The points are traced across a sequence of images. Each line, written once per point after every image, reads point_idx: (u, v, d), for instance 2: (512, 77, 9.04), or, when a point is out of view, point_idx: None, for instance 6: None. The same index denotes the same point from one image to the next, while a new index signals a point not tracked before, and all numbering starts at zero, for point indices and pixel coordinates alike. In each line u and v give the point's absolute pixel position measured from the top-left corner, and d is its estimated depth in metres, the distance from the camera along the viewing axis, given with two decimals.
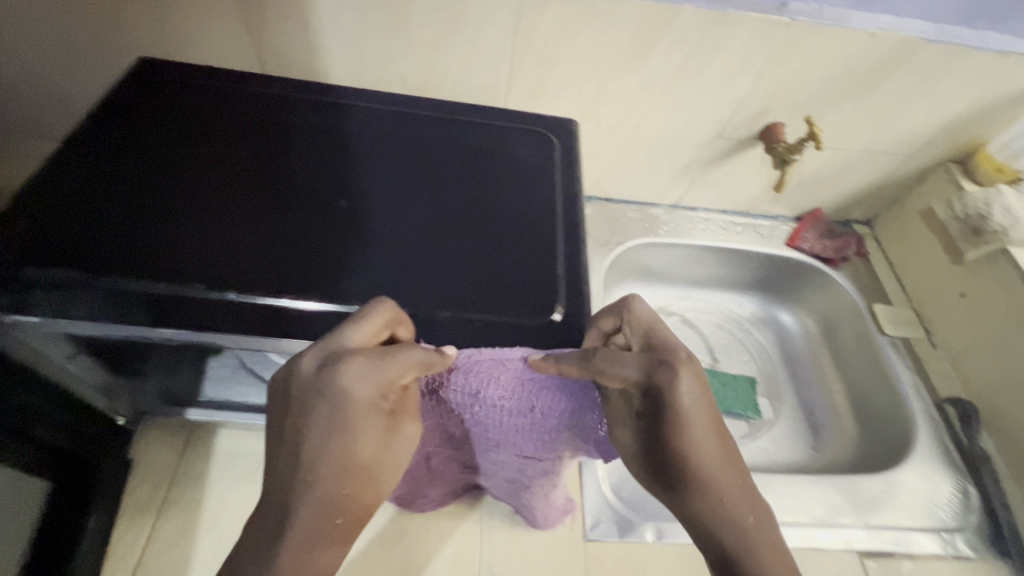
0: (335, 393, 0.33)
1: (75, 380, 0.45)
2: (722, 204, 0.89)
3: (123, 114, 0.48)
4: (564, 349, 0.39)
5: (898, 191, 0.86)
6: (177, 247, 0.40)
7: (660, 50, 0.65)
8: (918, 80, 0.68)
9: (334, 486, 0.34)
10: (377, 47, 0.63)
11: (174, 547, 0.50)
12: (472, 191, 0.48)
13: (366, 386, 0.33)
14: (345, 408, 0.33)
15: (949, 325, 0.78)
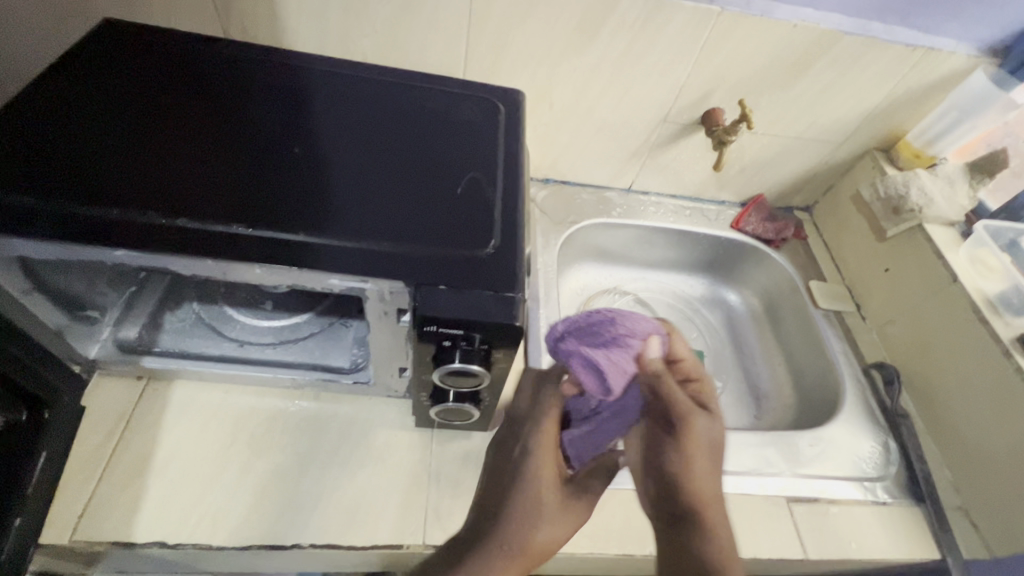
0: (525, 440, 0.53)
1: (34, 320, 0.47)
2: (672, 189, 0.95)
3: (87, 63, 0.51)
4: (494, 276, 0.43)
5: (831, 177, 0.93)
6: (132, 179, 0.43)
7: (606, 34, 0.70)
8: (841, 70, 0.75)
9: (521, 503, 0.50)
10: (339, 24, 0.67)
11: (121, 488, 0.51)
12: (418, 146, 0.52)
13: (555, 446, 0.53)
14: (530, 465, 0.51)
15: (875, 298, 0.84)
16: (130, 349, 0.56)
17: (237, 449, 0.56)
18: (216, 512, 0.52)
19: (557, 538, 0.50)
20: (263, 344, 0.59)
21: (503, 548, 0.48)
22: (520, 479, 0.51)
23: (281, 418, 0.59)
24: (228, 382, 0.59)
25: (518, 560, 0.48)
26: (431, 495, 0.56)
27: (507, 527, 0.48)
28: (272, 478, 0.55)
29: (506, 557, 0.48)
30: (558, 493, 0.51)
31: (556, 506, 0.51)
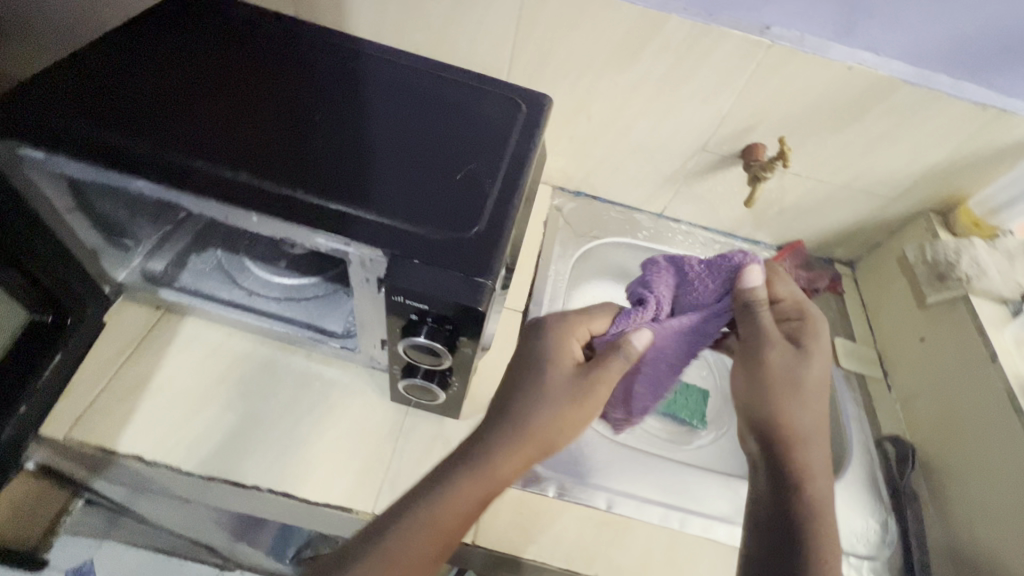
0: (547, 330, 0.57)
1: (73, 236, 0.52)
2: (704, 221, 0.93)
3: (160, 20, 0.57)
4: (469, 261, 0.44)
5: (880, 234, 0.88)
6: (173, 126, 0.48)
7: (650, 54, 0.70)
8: (897, 121, 0.71)
9: (531, 385, 0.53)
10: (396, 16, 0.71)
11: (120, 400, 0.57)
12: (433, 132, 0.54)
13: (569, 332, 0.57)
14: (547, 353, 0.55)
15: (905, 369, 0.78)
16: (153, 279, 0.61)
17: (226, 387, 0.60)
18: (193, 440, 0.56)
19: (573, 419, 0.51)
20: (270, 297, 0.62)
21: (517, 432, 0.50)
22: (532, 366, 0.54)
23: (271, 367, 0.62)
24: (232, 326, 0.63)
25: (528, 436, 0.50)
26: (392, 467, 0.57)
27: (516, 411, 0.51)
28: (248, 420, 0.58)
29: (515, 435, 0.50)
30: (574, 380, 0.53)
31: (568, 389, 0.52)
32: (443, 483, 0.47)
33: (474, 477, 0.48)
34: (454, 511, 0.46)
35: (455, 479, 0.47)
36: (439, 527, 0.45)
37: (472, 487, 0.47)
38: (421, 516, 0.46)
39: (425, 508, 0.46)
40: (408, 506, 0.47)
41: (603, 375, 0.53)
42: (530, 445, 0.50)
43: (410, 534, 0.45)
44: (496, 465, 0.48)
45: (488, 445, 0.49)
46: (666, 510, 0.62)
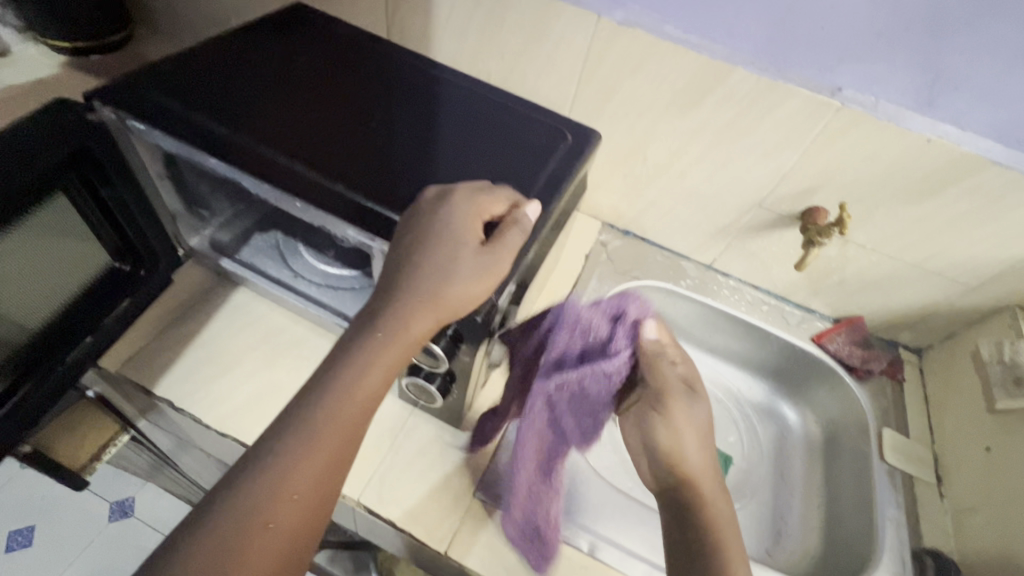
0: (430, 211, 0.47)
1: (159, 200, 0.61)
2: (755, 280, 0.89)
3: (266, 31, 0.66)
4: (482, 265, 0.46)
5: (954, 324, 0.80)
6: (252, 114, 0.55)
7: (711, 104, 0.70)
8: (980, 203, 0.65)
9: (417, 271, 0.46)
10: (474, 45, 0.77)
11: (171, 353, 0.65)
12: (477, 151, 0.58)
13: (453, 212, 0.47)
14: (434, 234, 0.46)
15: (963, 477, 0.69)
16: (219, 249, 0.69)
17: (256, 356, 0.66)
18: (219, 397, 0.62)
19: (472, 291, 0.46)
20: (312, 282, 0.67)
21: (421, 303, 0.45)
22: (415, 253, 0.46)
23: (300, 346, 0.68)
24: (276, 302, 0.69)
25: (434, 301, 0.45)
26: (384, 462, 0.61)
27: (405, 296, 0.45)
28: (269, 390, 0.64)
29: (420, 302, 0.45)
30: (469, 258, 0.46)
31: (458, 264, 0.46)
32: (357, 355, 0.45)
33: (367, 356, 0.45)
34: (372, 384, 0.45)
35: (367, 348, 0.45)
36: (343, 423, 0.43)
37: (384, 355, 0.45)
38: (342, 396, 0.44)
39: (349, 386, 0.44)
40: (329, 382, 0.44)
41: (499, 253, 0.47)
42: (440, 314, 0.46)
43: (324, 418, 0.43)
44: (403, 339, 0.45)
45: (393, 314, 0.46)
46: (651, 569, 0.59)
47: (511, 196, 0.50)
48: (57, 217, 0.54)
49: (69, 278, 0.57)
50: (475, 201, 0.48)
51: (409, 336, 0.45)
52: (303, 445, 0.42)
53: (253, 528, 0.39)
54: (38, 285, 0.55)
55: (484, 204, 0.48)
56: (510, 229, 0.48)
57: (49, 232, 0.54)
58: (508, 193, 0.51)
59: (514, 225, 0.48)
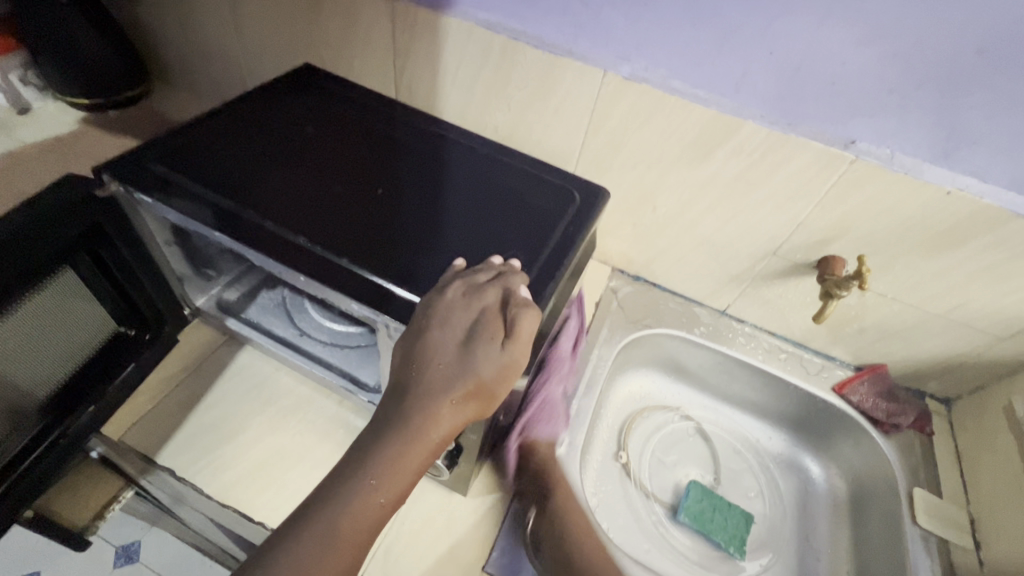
0: (440, 312, 0.45)
1: (166, 266, 0.60)
2: (772, 327, 0.86)
3: (277, 96, 0.67)
4: (493, 368, 0.43)
5: (985, 376, 0.76)
6: (256, 185, 0.55)
7: (723, 155, 0.69)
8: (1007, 255, 0.63)
9: (432, 378, 0.43)
10: (481, 98, 0.77)
11: (176, 417, 0.64)
12: (483, 215, 0.57)
13: (464, 313, 0.44)
14: (449, 339, 0.44)
15: (1003, 544, 0.65)
16: (225, 309, 0.68)
17: (261, 418, 0.65)
18: (220, 465, 0.60)
19: (500, 390, 0.44)
20: (317, 341, 0.66)
21: (450, 400, 0.42)
22: (430, 360, 0.43)
23: (306, 407, 0.67)
24: (280, 361, 0.68)
25: (463, 398, 0.43)
26: (390, 533, 0.59)
27: (416, 399, 0.43)
28: (272, 455, 0.62)
29: (450, 400, 0.42)
30: (488, 357, 0.44)
31: (477, 366, 0.43)
32: (380, 453, 0.41)
33: (382, 463, 0.41)
34: (396, 483, 0.42)
35: (393, 445, 0.41)
36: (350, 532, 0.39)
37: (411, 455, 0.42)
38: (364, 495, 0.41)
39: (373, 484, 0.41)
40: (352, 480, 0.41)
41: (521, 345, 0.44)
42: (470, 412, 0.43)
43: (347, 520, 0.39)
44: (430, 440, 0.42)
45: (421, 411, 0.42)
46: None
47: (520, 280, 0.48)
48: (73, 294, 0.54)
49: (76, 355, 0.57)
50: (491, 293, 0.46)
51: (437, 435, 0.42)
52: (320, 549, 0.38)
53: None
54: (46, 366, 0.54)
55: (499, 294, 0.46)
56: (524, 313, 0.45)
57: (67, 307, 0.54)
58: (512, 274, 0.49)
59: (528, 311, 0.45)
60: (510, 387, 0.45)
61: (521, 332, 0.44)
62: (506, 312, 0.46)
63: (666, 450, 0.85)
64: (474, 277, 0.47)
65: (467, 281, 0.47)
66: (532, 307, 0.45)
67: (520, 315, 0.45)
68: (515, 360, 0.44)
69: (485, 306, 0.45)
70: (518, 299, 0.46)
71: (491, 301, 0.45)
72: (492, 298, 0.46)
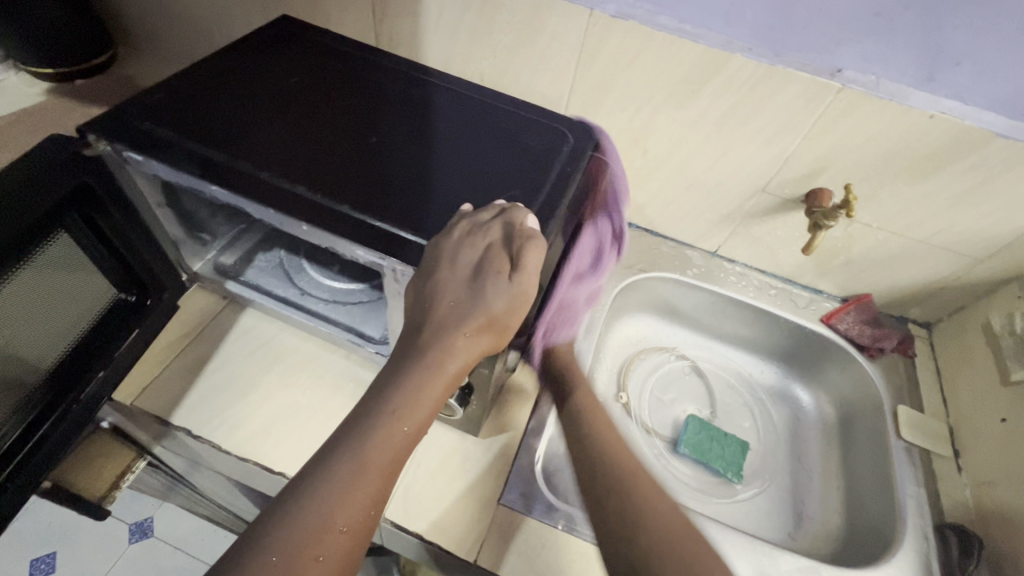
0: (447, 253, 0.45)
1: (161, 228, 0.60)
2: (762, 264, 0.88)
3: (256, 49, 0.65)
4: (501, 298, 0.44)
5: (964, 297, 0.80)
6: (246, 137, 0.54)
7: (712, 92, 0.69)
8: (986, 176, 0.65)
9: (444, 315, 0.44)
10: (467, 47, 0.75)
11: (184, 380, 0.64)
12: (479, 158, 0.57)
13: (469, 251, 0.45)
14: (459, 276, 0.45)
15: (981, 449, 0.69)
16: (223, 272, 0.68)
17: (270, 377, 0.66)
18: (234, 423, 0.62)
19: (515, 321, 0.45)
20: (319, 299, 0.67)
21: (464, 333, 0.44)
22: (442, 298, 0.45)
23: (313, 364, 0.68)
24: (284, 320, 0.69)
25: (477, 331, 0.44)
26: (406, 476, 0.61)
27: (432, 334, 0.44)
28: (285, 410, 0.63)
29: (464, 333, 0.44)
30: (497, 290, 0.45)
31: (494, 298, 0.44)
32: (401, 386, 0.43)
33: (402, 395, 0.43)
34: (417, 415, 0.43)
35: (412, 377, 0.43)
36: (377, 460, 0.41)
37: (431, 387, 0.43)
38: (388, 425, 0.42)
39: (395, 416, 0.42)
40: (376, 411, 0.42)
41: (530, 276, 0.45)
42: (485, 344, 0.45)
43: (372, 449, 0.41)
44: (448, 370, 0.44)
45: (438, 345, 0.44)
46: None
47: (523, 213, 0.48)
48: (70, 257, 0.53)
49: (74, 322, 0.57)
50: (495, 228, 0.46)
51: (454, 366, 0.44)
52: (351, 477, 0.40)
53: (301, 562, 0.36)
54: (44, 332, 0.54)
55: (503, 229, 0.47)
56: (531, 245, 0.45)
57: (66, 271, 0.54)
58: (516, 210, 0.48)
59: (532, 245, 0.46)
60: (522, 319, 0.46)
61: (527, 262, 0.45)
62: (511, 244, 0.46)
63: (663, 388, 0.88)
64: (476, 215, 0.47)
65: (472, 219, 0.47)
66: (538, 240, 0.46)
67: (526, 246, 0.46)
68: (525, 290, 0.45)
69: (490, 244, 0.45)
70: (523, 232, 0.46)
71: (494, 238, 0.46)
72: (495, 234, 0.46)
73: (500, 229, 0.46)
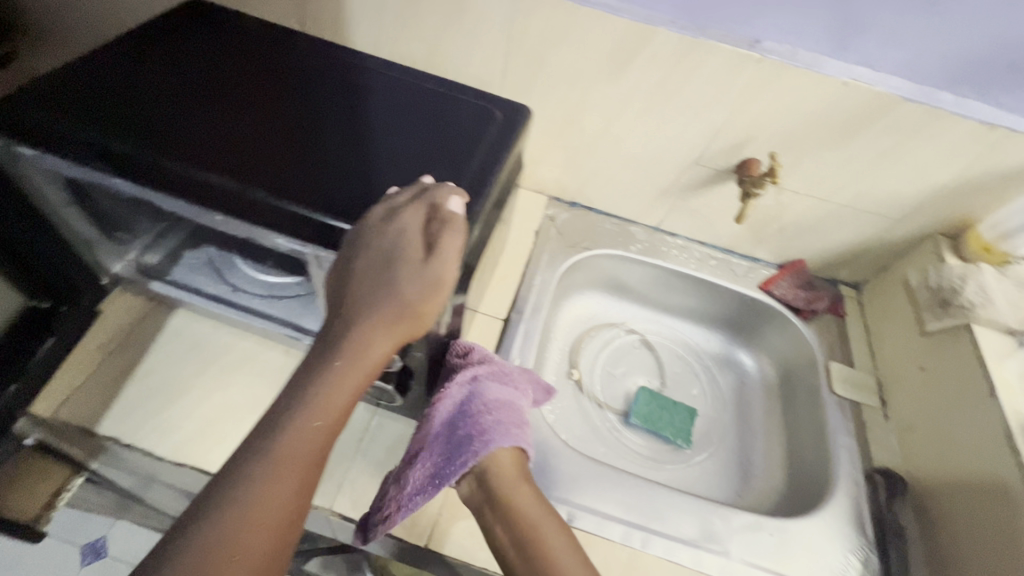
0: (365, 242, 0.44)
1: (70, 231, 0.55)
2: (701, 236, 0.91)
3: (164, 34, 0.61)
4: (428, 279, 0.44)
5: (887, 257, 0.84)
6: (158, 127, 0.51)
7: (640, 67, 0.69)
8: (897, 140, 0.68)
9: (362, 306, 0.44)
10: (394, 28, 0.73)
11: (111, 389, 0.61)
12: (408, 140, 0.56)
13: (384, 236, 0.44)
14: (376, 263, 0.44)
15: (904, 397, 0.74)
16: (146, 272, 0.64)
17: (205, 379, 0.64)
18: (168, 428, 0.59)
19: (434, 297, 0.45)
20: (253, 295, 0.64)
21: (381, 321, 0.44)
22: (360, 286, 0.44)
23: (251, 362, 0.65)
24: (218, 318, 0.66)
25: (396, 318, 0.44)
26: (354, 468, 0.60)
27: (351, 323, 0.44)
28: (222, 412, 0.61)
29: (382, 320, 0.44)
30: (413, 274, 0.45)
31: (412, 284, 0.44)
32: (322, 377, 0.42)
33: (322, 386, 0.42)
34: (338, 404, 0.42)
35: (333, 368, 0.42)
36: (295, 456, 0.40)
37: (352, 376, 0.43)
38: (308, 416, 0.41)
39: (314, 407, 0.41)
40: (295, 403, 0.41)
41: (448, 259, 0.45)
42: (405, 331, 0.44)
43: (289, 444, 0.40)
44: (368, 359, 0.43)
45: (354, 334, 0.43)
46: (629, 528, 0.61)
47: (443, 194, 0.47)
48: None
49: None
50: (412, 212, 0.46)
51: (375, 353, 0.43)
52: (269, 473, 0.39)
53: (218, 563, 0.36)
54: None
55: (421, 211, 0.46)
56: (448, 228, 0.45)
57: None
58: (434, 189, 0.48)
59: (449, 228, 0.46)
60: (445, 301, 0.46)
61: (445, 243, 0.45)
62: (429, 227, 0.46)
63: (614, 362, 0.90)
64: (393, 199, 0.47)
65: (388, 202, 0.47)
66: (456, 222, 0.46)
67: (440, 227, 0.45)
68: (444, 271, 0.45)
69: (404, 228, 0.45)
70: (441, 213, 0.46)
71: (409, 222, 0.45)
72: (410, 217, 0.45)
73: (415, 209, 0.46)
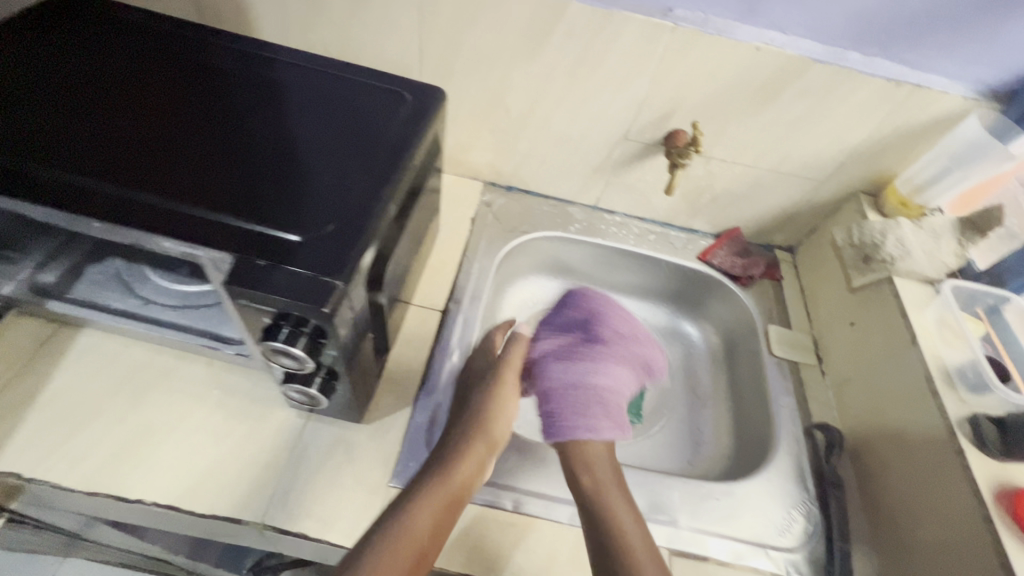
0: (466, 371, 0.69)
1: None
2: (638, 211, 0.91)
3: (33, 27, 0.55)
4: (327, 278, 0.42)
5: (816, 218, 0.86)
6: (27, 133, 0.47)
7: (557, 42, 0.68)
8: (813, 101, 0.69)
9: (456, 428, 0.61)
10: (300, 15, 0.70)
11: (10, 418, 0.56)
12: (311, 131, 0.53)
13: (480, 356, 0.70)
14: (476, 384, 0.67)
15: (837, 353, 0.76)
16: (41, 292, 0.59)
17: (118, 399, 0.59)
18: (78, 454, 0.55)
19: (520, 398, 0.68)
20: (166, 306, 0.60)
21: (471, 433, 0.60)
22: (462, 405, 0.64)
23: (169, 377, 0.62)
24: (130, 334, 0.62)
25: (482, 432, 0.60)
26: (287, 476, 0.57)
27: (441, 452, 0.58)
28: (139, 432, 0.57)
29: (471, 446, 0.58)
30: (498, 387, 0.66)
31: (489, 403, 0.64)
32: (417, 488, 0.53)
33: (417, 495, 0.52)
34: (438, 511, 0.52)
35: (423, 483, 0.54)
36: (413, 538, 0.49)
37: (438, 488, 0.53)
38: (414, 511, 0.51)
39: (421, 504, 0.52)
40: (400, 507, 0.52)
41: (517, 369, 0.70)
42: (485, 449, 0.59)
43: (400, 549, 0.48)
44: (451, 480, 0.54)
45: (438, 471, 0.55)
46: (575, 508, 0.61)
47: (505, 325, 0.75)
48: None
49: None
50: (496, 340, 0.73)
51: (456, 474, 0.55)
52: (387, 553, 0.48)
53: None
54: None
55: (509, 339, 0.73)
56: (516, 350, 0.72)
57: None
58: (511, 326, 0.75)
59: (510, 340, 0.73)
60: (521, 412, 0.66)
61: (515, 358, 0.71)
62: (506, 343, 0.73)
63: None
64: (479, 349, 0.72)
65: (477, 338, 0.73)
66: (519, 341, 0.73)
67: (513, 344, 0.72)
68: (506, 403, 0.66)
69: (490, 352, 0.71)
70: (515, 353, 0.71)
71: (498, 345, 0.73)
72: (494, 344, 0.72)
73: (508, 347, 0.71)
